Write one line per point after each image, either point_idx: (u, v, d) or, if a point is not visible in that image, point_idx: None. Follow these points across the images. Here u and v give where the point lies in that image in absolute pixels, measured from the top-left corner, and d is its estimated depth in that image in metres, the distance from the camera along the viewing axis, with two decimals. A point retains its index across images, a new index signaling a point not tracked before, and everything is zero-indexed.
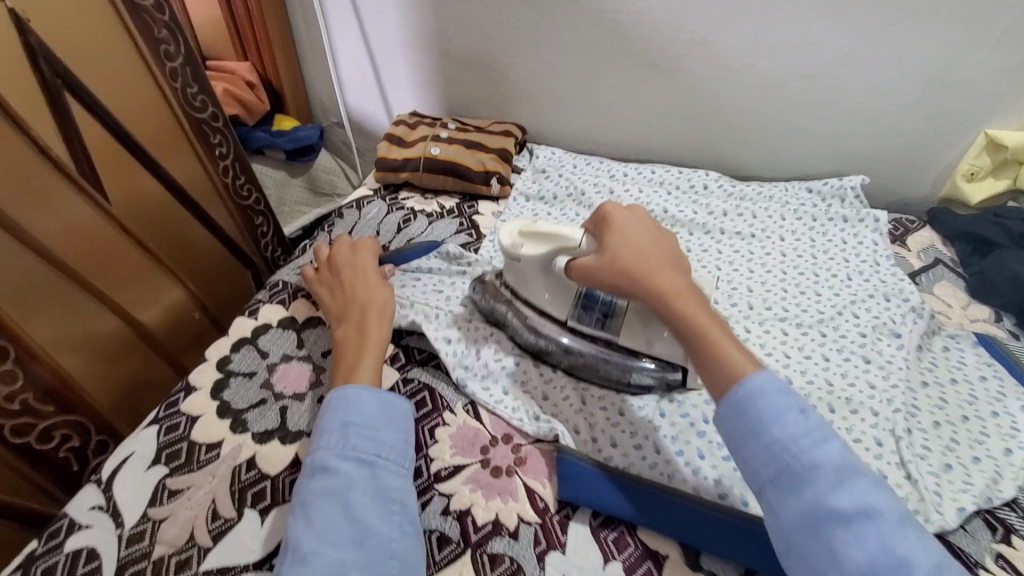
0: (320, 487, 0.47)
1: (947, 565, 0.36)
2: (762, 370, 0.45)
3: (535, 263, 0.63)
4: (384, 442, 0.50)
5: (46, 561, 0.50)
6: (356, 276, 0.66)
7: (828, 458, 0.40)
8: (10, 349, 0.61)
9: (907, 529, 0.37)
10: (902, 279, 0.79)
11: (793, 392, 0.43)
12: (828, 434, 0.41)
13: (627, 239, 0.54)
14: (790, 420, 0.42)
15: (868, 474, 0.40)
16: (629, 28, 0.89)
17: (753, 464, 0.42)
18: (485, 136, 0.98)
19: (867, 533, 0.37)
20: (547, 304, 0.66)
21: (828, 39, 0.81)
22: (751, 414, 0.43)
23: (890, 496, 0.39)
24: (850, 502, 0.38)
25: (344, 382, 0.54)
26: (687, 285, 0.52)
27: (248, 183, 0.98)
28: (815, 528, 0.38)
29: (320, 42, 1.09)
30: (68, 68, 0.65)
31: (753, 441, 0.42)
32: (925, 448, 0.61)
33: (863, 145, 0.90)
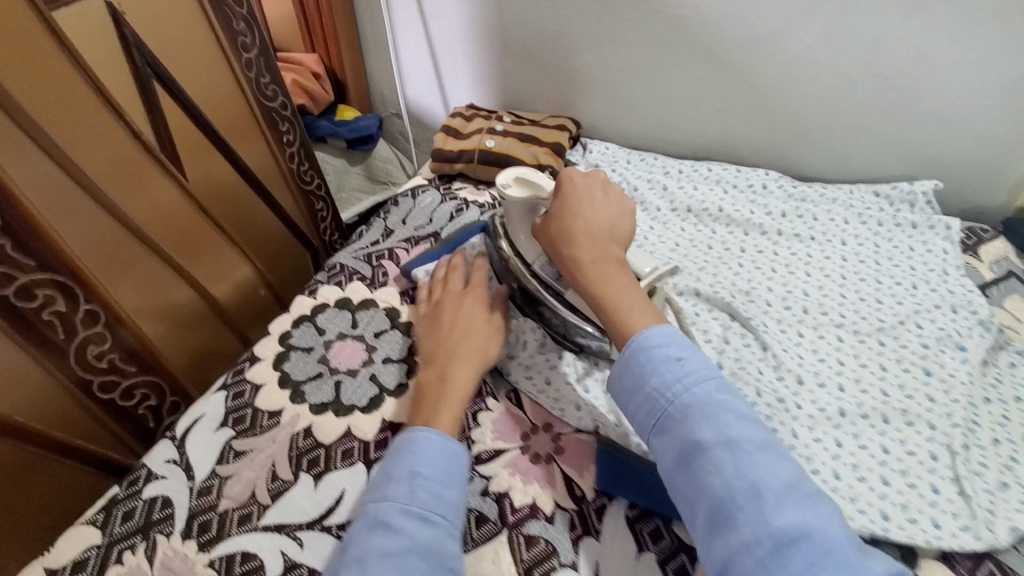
0: (379, 543, 0.46)
1: (795, 483, 0.43)
2: (653, 329, 0.51)
3: (516, 207, 0.65)
4: (447, 501, 0.50)
5: (127, 505, 0.55)
6: (458, 319, 0.64)
7: (696, 399, 0.47)
8: (100, 312, 0.67)
9: (761, 454, 0.44)
10: (972, 290, 0.75)
11: (674, 344, 0.50)
12: (697, 378, 0.48)
13: (558, 214, 0.60)
14: (667, 368, 0.49)
15: (735, 411, 0.46)
16: (691, 24, 0.88)
17: (639, 412, 0.49)
18: (540, 130, 0.99)
19: (726, 461, 0.44)
20: (520, 241, 0.67)
21: (905, 36, 0.78)
22: (634, 367, 0.50)
23: (753, 429, 0.46)
24: (713, 435, 0.45)
25: (417, 432, 0.53)
26: (605, 259, 0.57)
27: (312, 169, 1.03)
28: (687, 461, 0.45)
29: (383, 36, 1.13)
30: (158, 59, 0.71)
31: (638, 391, 0.50)
32: (982, 464, 0.59)
33: (938, 148, 0.86)
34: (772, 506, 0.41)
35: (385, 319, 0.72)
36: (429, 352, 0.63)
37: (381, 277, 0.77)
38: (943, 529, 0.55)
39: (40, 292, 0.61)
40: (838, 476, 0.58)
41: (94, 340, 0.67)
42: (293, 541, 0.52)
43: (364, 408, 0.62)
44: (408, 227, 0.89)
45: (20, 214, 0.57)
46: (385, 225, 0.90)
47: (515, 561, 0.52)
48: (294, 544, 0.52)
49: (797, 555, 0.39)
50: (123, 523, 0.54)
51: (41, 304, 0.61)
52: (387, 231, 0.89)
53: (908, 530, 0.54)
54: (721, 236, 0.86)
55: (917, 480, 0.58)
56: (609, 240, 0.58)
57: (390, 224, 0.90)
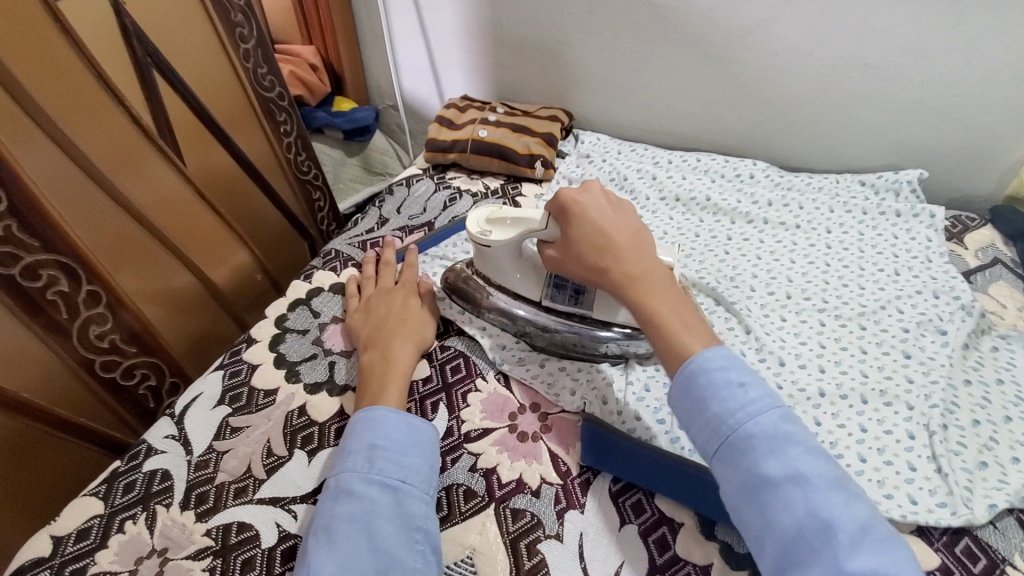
0: (344, 511, 0.48)
1: (872, 526, 0.41)
2: (708, 351, 0.49)
3: (507, 248, 0.66)
4: (409, 467, 0.52)
5: (128, 478, 0.57)
6: (396, 307, 0.68)
7: (762, 429, 0.45)
8: (103, 293, 0.69)
9: (833, 492, 0.42)
10: (955, 277, 0.76)
11: (737, 369, 0.48)
12: (764, 407, 0.46)
13: (592, 227, 0.58)
14: (730, 395, 0.47)
15: (804, 444, 0.44)
16: (682, 15, 0.89)
17: (700, 438, 0.48)
18: (533, 120, 1.01)
19: (795, 498, 0.42)
20: (521, 286, 0.68)
21: (888, 26, 0.79)
22: (696, 392, 0.48)
23: (824, 464, 0.43)
24: (780, 469, 0.43)
25: (370, 409, 0.55)
26: (651, 271, 0.55)
27: (308, 159, 1.05)
28: (754, 494, 0.43)
29: (379, 28, 1.14)
30: (157, 49, 0.73)
31: (699, 417, 0.48)
32: (960, 444, 0.61)
33: (924, 138, 0.87)
34: (847, 551, 0.39)
35: None
36: (369, 338, 0.65)
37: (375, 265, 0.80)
38: (919, 504, 0.56)
39: (45, 272, 0.62)
40: None
41: (96, 320, 0.69)
42: (287, 513, 0.54)
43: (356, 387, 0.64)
44: (402, 216, 0.91)
45: (26, 197, 0.59)
46: (380, 214, 0.91)
47: (501, 533, 0.54)
48: (288, 515, 0.54)
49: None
50: (124, 494, 0.56)
51: (46, 284, 0.63)
52: (382, 219, 0.91)
53: (884, 505, 0.56)
54: (709, 224, 0.87)
55: (895, 458, 0.59)
56: (644, 249, 0.57)
57: (384, 212, 0.92)
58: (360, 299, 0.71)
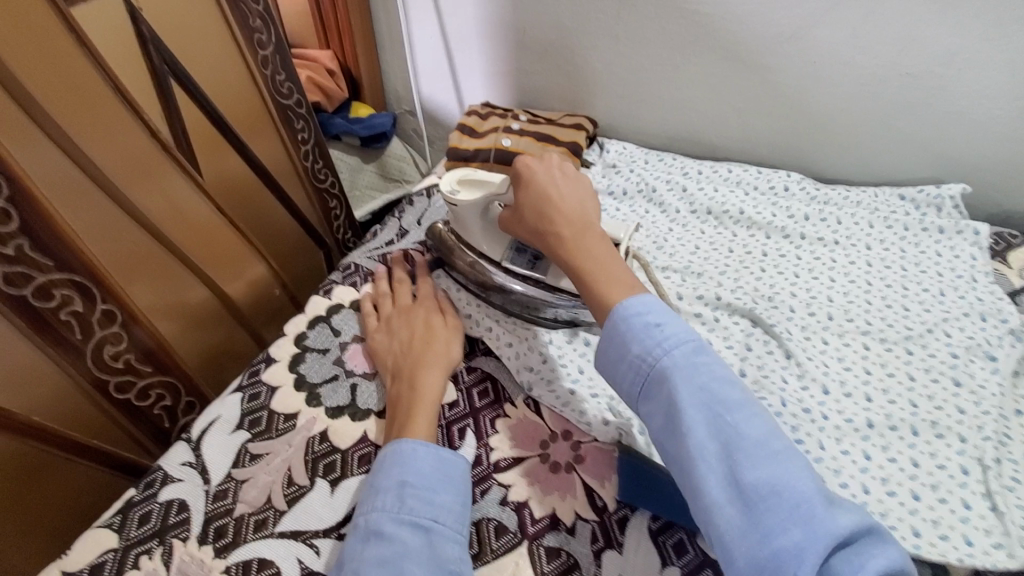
0: (374, 554, 0.45)
1: (773, 442, 0.43)
2: (633, 297, 0.52)
3: (473, 209, 0.68)
4: (440, 506, 0.49)
5: (143, 508, 0.55)
6: (418, 327, 0.65)
7: (675, 363, 0.47)
8: (117, 311, 0.66)
9: (735, 412, 0.44)
10: (1002, 298, 0.72)
11: (656, 311, 0.50)
12: (676, 343, 0.48)
13: (530, 197, 0.61)
14: (646, 335, 0.49)
15: (714, 373, 0.46)
16: (715, 21, 0.86)
17: (626, 381, 0.51)
18: (557, 128, 0.98)
19: (702, 423, 0.44)
20: (483, 244, 0.70)
21: (936, 35, 0.75)
22: (616, 336, 0.51)
23: (732, 390, 0.45)
24: (688, 397, 0.45)
25: (397, 442, 0.53)
26: (584, 234, 0.58)
27: (326, 167, 1.03)
28: (668, 424, 0.46)
29: (398, 32, 1.12)
30: (175, 58, 0.70)
31: (622, 361, 0.51)
32: (1015, 480, 0.57)
33: (968, 151, 0.83)
34: (744, 465, 0.42)
35: None
36: (394, 365, 0.62)
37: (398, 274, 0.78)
38: (975, 546, 0.53)
39: (58, 292, 0.60)
40: (867, 490, 0.57)
41: (110, 340, 0.67)
42: (309, 548, 0.51)
43: (380, 412, 0.61)
44: (422, 228, 0.88)
45: (39, 214, 0.57)
46: (399, 225, 0.89)
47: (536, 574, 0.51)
48: (311, 551, 0.51)
49: (766, 506, 0.40)
50: (139, 527, 0.54)
51: (58, 304, 0.60)
52: (402, 230, 0.88)
53: (940, 547, 0.53)
54: (742, 239, 0.84)
55: (948, 495, 0.56)
56: (582, 215, 0.59)
57: (405, 223, 0.89)
58: (380, 319, 0.69)
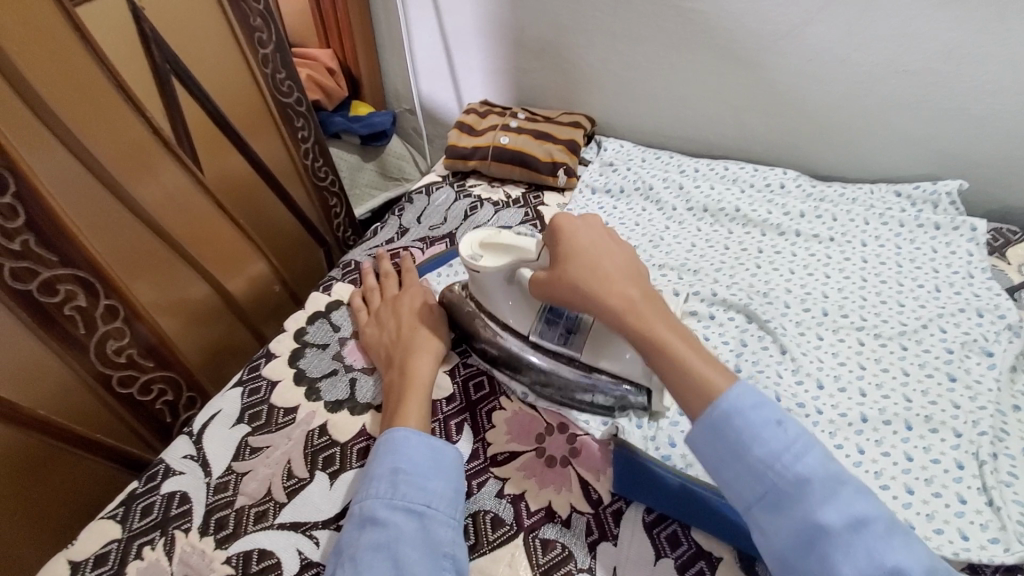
0: (369, 539, 0.46)
1: (937, 570, 0.39)
2: (735, 388, 0.46)
3: (500, 275, 0.61)
4: (433, 491, 0.50)
5: (146, 500, 0.56)
6: (406, 315, 0.66)
7: (811, 470, 0.42)
8: (119, 307, 0.67)
9: (891, 536, 0.40)
10: (999, 294, 0.73)
11: (769, 406, 0.46)
12: (807, 447, 0.44)
13: (583, 257, 0.53)
14: (770, 437, 0.44)
15: (853, 483, 0.42)
16: (712, 18, 0.86)
17: (742, 486, 0.44)
18: (555, 126, 0.98)
19: (856, 544, 0.40)
20: (511, 315, 0.63)
21: (931, 32, 0.76)
22: (729, 437, 0.45)
23: (876, 504, 0.42)
24: (836, 515, 0.41)
25: (391, 430, 0.54)
26: (651, 300, 0.51)
27: (325, 165, 1.04)
28: (810, 543, 0.41)
29: (398, 31, 1.12)
30: (177, 56, 0.71)
31: (738, 462, 0.45)
32: (1012, 474, 0.57)
33: (964, 147, 0.84)
34: None
35: None
36: (386, 356, 0.63)
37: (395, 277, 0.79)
38: (972, 541, 0.53)
39: (62, 287, 0.61)
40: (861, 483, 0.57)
41: (113, 335, 0.68)
42: (309, 539, 0.52)
43: (379, 406, 0.62)
44: (422, 225, 0.89)
45: (43, 209, 0.58)
46: (399, 223, 0.89)
47: (531, 565, 0.52)
48: (311, 542, 0.52)
49: None
50: (142, 518, 0.55)
51: (62, 299, 0.61)
52: (401, 228, 0.89)
53: (934, 541, 0.53)
54: (738, 235, 0.84)
55: (943, 489, 0.56)
56: (638, 276, 0.53)
57: (404, 221, 0.90)
58: (370, 314, 0.70)
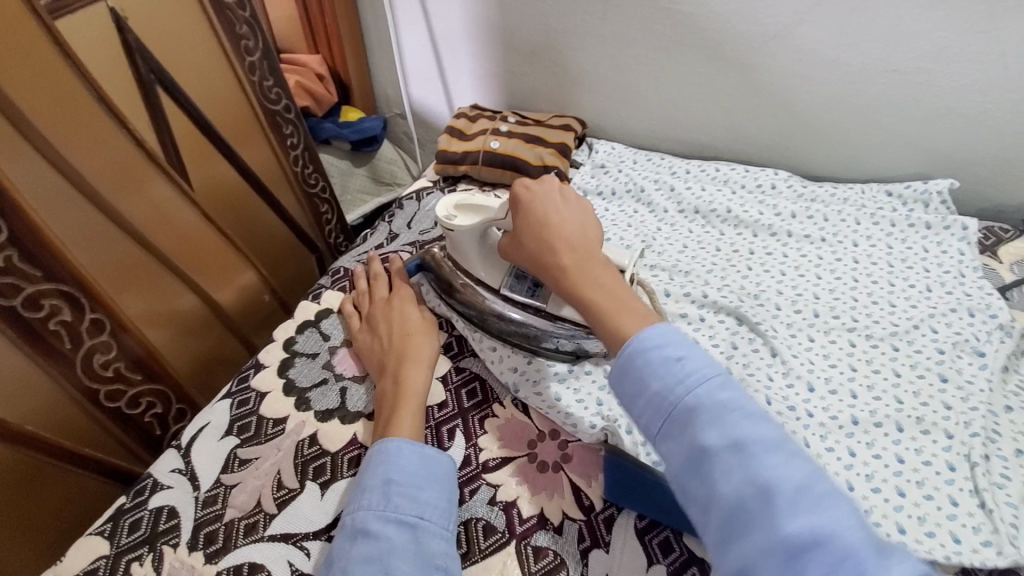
0: (361, 552, 0.45)
1: (818, 486, 0.37)
2: (647, 331, 0.47)
3: (471, 235, 0.65)
4: (426, 502, 0.49)
5: (134, 515, 0.56)
6: (396, 321, 0.66)
7: (701, 400, 0.42)
8: (106, 320, 0.67)
9: (773, 454, 0.38)
10: (991, 293, 0.73)
11: (674, 344, 0.45)
12: (702, 376, 0.43)
13: (529, 226, 0.58)
14: (666, 370, 0.44)
15: (743, 410, 0.41)
16: (701, 20, 0.86)
17: (643, 419, 0.44)
18: (545, 129, 0.98)
19: (734, 466, 0.38)
20: (481, 271, 0.67)
21: (920, 31, 0.76)
22: (631, 371, 0.45)
23: (764, 427, 0.40)
24: (717, 437, 0.39)
25: (383, 441, 0.53)
26: (586, 261, 0.54)
27: (316, 172, 1.03)
28: (694, 468, 0.40)
29: (387, 36, 1.12)
30: (160, 65, 0.71)
31: (640, 398, 0.45)
32: (1004, 476, 0.56)
33: (955, 147, 0.84)
34: (784, 514, 0.36)
35: None
36: (378, 363, 0.63)
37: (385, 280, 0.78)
38: (964, 544, 0.52)
39: (47, 302, 0.61)
40: (852, 486, 0.57)
41: (100, 349, 0.67)
42: (300, 550, 0.52)
43: (369, 415, 0.62)
44: (413, 231, 0.88)
45: (27, 225, 0.57)
46: (390, 229, 0.89)
47: (523, 573, 0.52)
48: (301, 553, 0.52)
49: (815, 565, 0.34)
50: (129, 534, 0.54)
51: (48, 314, 0.61)
52: (391, 235, 0.89)
53: (926, 545, 0.53)
54: (730, 237, 0.84)
55: (935, 492, 0.56)
56: (584, 242, 0.56)
57: (394, 227, 0.90)
58: (360, 321, 0.69)
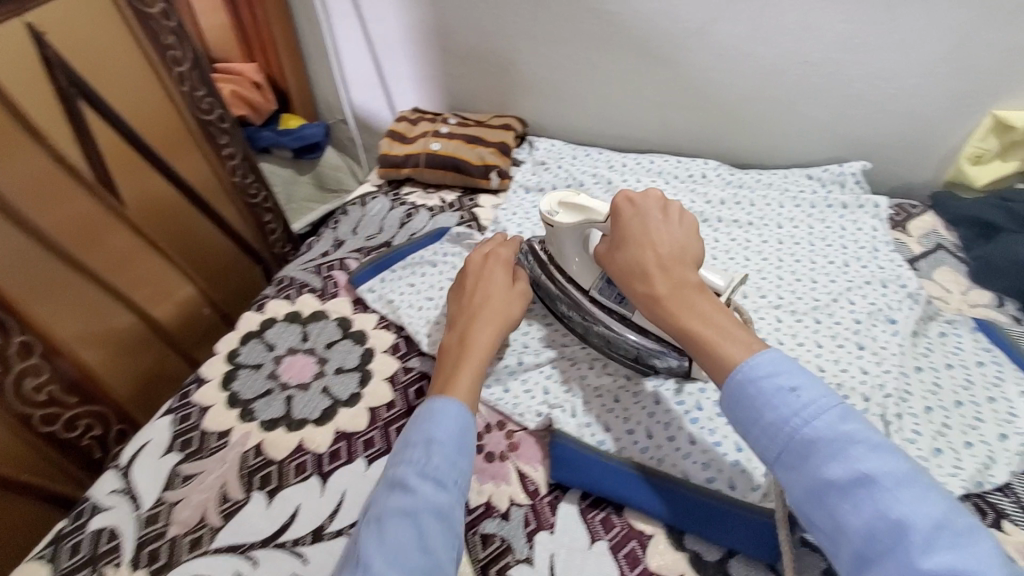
0: (395, 505, 0.46)
1: (953, 522, 0.37)
2: (756, 357, 0.47)
3: (569, 232, 0.65)
4: (463, 468, 0.49)
5: (74, 539, 0.55)
6: (480, 284, 0.66)
7: (819, 432, 0.42)
8: (34, 342, 0.66)
9: (903, 491, 0.39)
10: (901, 266, 0.78)
11: (786, 371, 0.45)
12: (821, 408, 0.43)
13: (625, 244, 0.59)
14: (782, 401, 0.44)
15: (867, 441, 0.41)
16: (626, 19, 0.89)
17: (759, 447, 0.45)
18: (486, 130, 0.99)
19: (863, 499, 0.39)
20: (575, 271, 0.67)
21: (825, 24, 0.81)
22: (744, 401, 0.46)
23: (890, 459, 0.40)
24: (842, 472, 0.40)
25: (432, 398, 0.53)
26: (680, 287, 0.54)
27: (256, 182, 1.01)
28: (818, 499, 0.41)
29: (323, 42, 1.11)
30: (82, 77, 0.70)
31: (754, 427, 0.45)
32: (915, 432, 0.60)
33: (866, 131, 0.90)
34: (921, 554, 0.37)
35: (336, 329, 0.72)
36: (451, 318, 0.65)
37: (331, 288, 0.78)
38: None
39: None
40: None
41: (30, 371, 0.66)
42: (247, 560, 0.52)
43: (316, 421, 0.62)
44: (358, 236, 0.88)
45: None
46: (335, 236, 0.88)
47: (472, 561, 0.53)
48: (248, 563, 0.52)
49: None
50: (70, 557, 0.53)
51: None
52: (337, 241, 0.87)
53: None
54: None
55: None
56: (681, 263, 0.56)
57: (339, 234, 0.88)
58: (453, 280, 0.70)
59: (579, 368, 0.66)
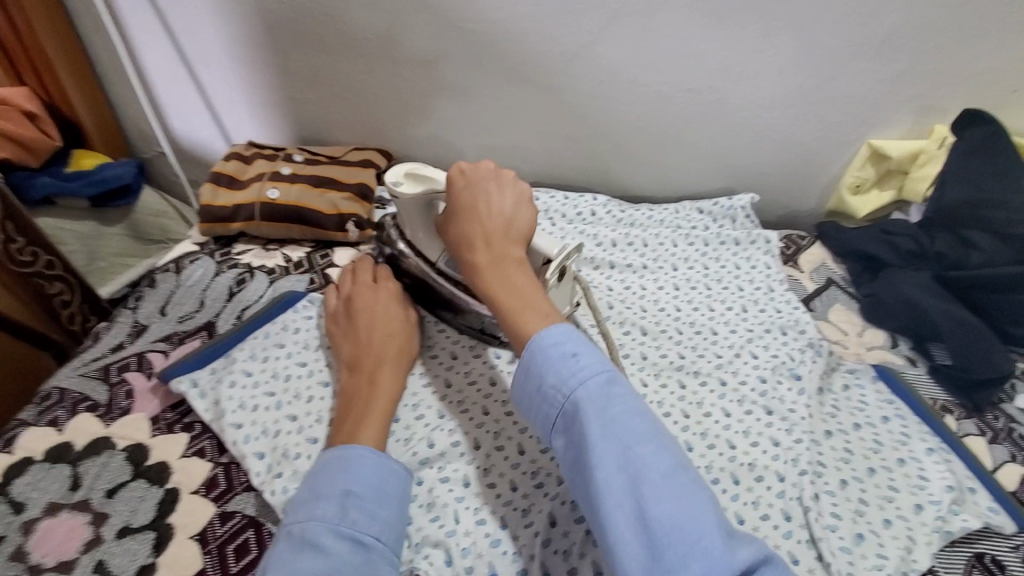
0: (307, 567, 0.41)
1: (681, 475, 0.38)
2: (548, 329, 0.45)
3: (413, 206, 0.59)
4: (384, 522, 0.45)
5: None
6: (376, 323, 0.59)
7: (586, 393, 0.42)
8: None
9: (646, 446, 0.39)
10: (797, 307, 0.74)
11: (571, 340, 0.45)
12: (592, 372, 0.42)
13: (454, 216, 0.54)
14: (560, 365, 0.43)
15: (626, 403, 0.41)
16: (493, 39, 0.77)
17: (537, 413, 0.44)
18: (339, 168, 0.81)
19: (609, 454, 0.39)
20: (423, 242, 0.62)
21: (706, 51, 0.74)
22: (529, 367, 0.44)
23: (642, 420, 0.40)
24: (596, 428, 0.40)
25: (346, 446, 0.48)
26: (499, 260, 0.51)
27: (32, 244, 0.81)
28: (578, 458, 0.40)
29: (121, 61, 0.88)
30: None
31: (535, 393, 0.44)
32: (835, 517, 0.54)
33: (752, 161, 0.85)
34: (648, 500, 0.37)
35: (124, 466, 0.54)
36: (351, 357, 0.57)
37: (122, 400, 0.59)
38: None
39: None
40: None
41: None
42: None
43: None
44: (169, 318, 0.68)
45: None
46: (135, 320, 0.68)
47: None
48: None
49: (671, 549, 0.35)
50: None
51: None
52: (137, 327, 0.67)
53: None
54: None
55: (775, 550, 0.52)
56: (505, 235, 0.52)
57: (141, 316, 0.69)
58: (337, 312, 0.62)
59: (459, 485, 0.53)
